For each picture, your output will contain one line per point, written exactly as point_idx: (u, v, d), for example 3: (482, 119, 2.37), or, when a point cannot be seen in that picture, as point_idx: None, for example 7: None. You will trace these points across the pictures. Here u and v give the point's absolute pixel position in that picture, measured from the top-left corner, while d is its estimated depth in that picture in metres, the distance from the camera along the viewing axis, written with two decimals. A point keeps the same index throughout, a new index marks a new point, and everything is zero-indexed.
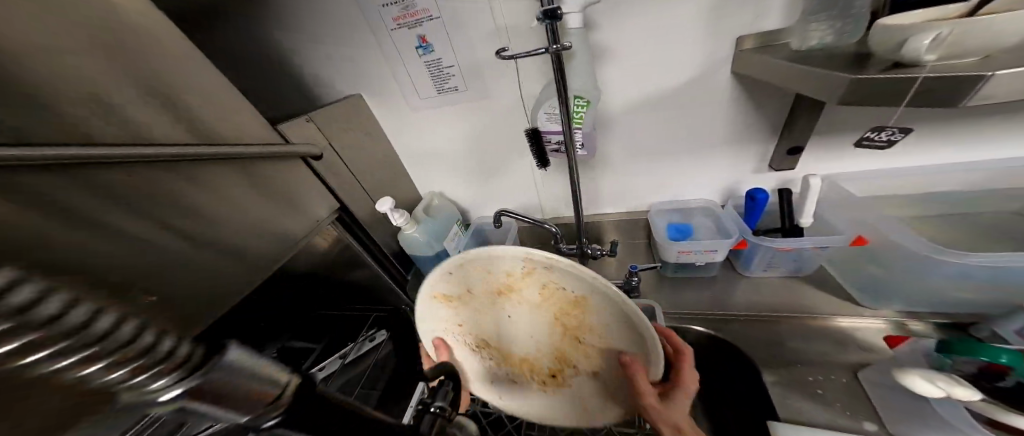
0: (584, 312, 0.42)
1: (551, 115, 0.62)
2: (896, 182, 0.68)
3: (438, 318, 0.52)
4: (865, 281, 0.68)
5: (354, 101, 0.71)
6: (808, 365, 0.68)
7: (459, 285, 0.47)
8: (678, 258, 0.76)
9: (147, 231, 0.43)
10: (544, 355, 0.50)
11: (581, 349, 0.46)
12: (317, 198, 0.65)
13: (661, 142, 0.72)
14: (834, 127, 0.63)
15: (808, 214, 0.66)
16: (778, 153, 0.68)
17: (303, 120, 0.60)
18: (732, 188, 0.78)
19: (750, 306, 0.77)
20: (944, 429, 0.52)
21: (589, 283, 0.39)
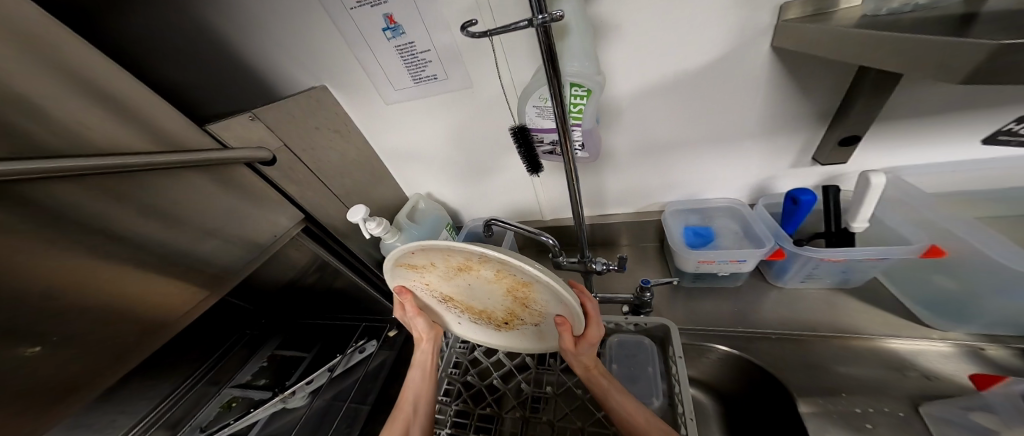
0: (530, 291, 0.44)
1: (543, 109, 0.51)
2: (978, 172, 0.54)
3: (397, 275, 0.53)
4: (938, 301, 0.55)
5: (317, 95, 0.61)
6: (852, 394, 0.55)
7: (426, 259, 0.45)
8: (697, 268, 0.64)
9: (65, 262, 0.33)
10: (496, 313, 0.54)
11: (522, 308, 0.49)
12: (278, 208, 0.55)
13: (681, 133, 0.60)
14: (905, 112, 0.50)
15: (863, 218, 0.53)
16: (827, 144, 0.55)
17: (247, 118, 0.48)
18: (765, 184, 0.66)
19: (780, 321, 0.65)
20: None
21: (532, 274, 0.39)
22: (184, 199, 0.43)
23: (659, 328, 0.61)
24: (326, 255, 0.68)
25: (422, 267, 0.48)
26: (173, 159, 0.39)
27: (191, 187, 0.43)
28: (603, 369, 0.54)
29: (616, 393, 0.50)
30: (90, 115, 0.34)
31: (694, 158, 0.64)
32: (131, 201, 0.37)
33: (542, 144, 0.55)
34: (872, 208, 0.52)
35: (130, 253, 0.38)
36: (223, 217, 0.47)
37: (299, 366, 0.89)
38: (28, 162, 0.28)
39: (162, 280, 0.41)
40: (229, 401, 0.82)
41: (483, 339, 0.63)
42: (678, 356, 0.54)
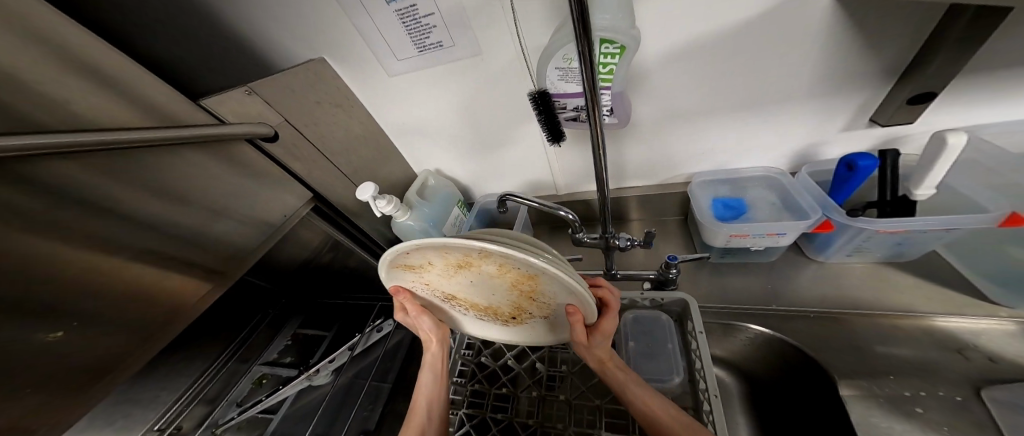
0: (538, 283, 0.42)
1: (566, 71, 0.45)
2: None
3: (399, 278, 0.50)
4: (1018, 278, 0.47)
5: (314, 68, 0.57)
6: (902, 376, 0.50)
7: (423, 258, 0.42)
8: (728, 242, 0.59)
9: (84, 247, 0.32)
10: (503, 309, 0.51)
11: (528, 301, 0.47)
12: (282, 188, 0.53)
13: (716, 96, 0.53)
14: (1006, 57, 0.41)
15: (931, 184, 0.46)
16: (895, 102, 0.47)
17: (242, 92, 0.45)
18: (811, 149, 0.58)
19: (819, 298, 0.58)
20: None
21: (538, 266, 0.36)
22: (190, 179, 0.40)
23: (677, 303, 0.56)
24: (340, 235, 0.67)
25: (420, 267, 0.46)
26: (176, 135, 0.36)
27: (192, 168, 0.41)
28: (620, 362, 0.51)
29: (638, 389, 0.46)
30: (76, 93, 0.31)
31: (733, 124, 0.57)
32: (137, 178, 0.35)
33: (565, 110, 0.50)
34: (943, 173, 0.45)
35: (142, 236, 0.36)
36: (228, 197, 0.45)
37: (321, 344, 0.91)
38: (41, 137, 0.26)
39: (174, 259, 0.39)
40: (258, 378, 0.86)
41: (489, 336, 0.61)
42: (699, 333, 0.50)
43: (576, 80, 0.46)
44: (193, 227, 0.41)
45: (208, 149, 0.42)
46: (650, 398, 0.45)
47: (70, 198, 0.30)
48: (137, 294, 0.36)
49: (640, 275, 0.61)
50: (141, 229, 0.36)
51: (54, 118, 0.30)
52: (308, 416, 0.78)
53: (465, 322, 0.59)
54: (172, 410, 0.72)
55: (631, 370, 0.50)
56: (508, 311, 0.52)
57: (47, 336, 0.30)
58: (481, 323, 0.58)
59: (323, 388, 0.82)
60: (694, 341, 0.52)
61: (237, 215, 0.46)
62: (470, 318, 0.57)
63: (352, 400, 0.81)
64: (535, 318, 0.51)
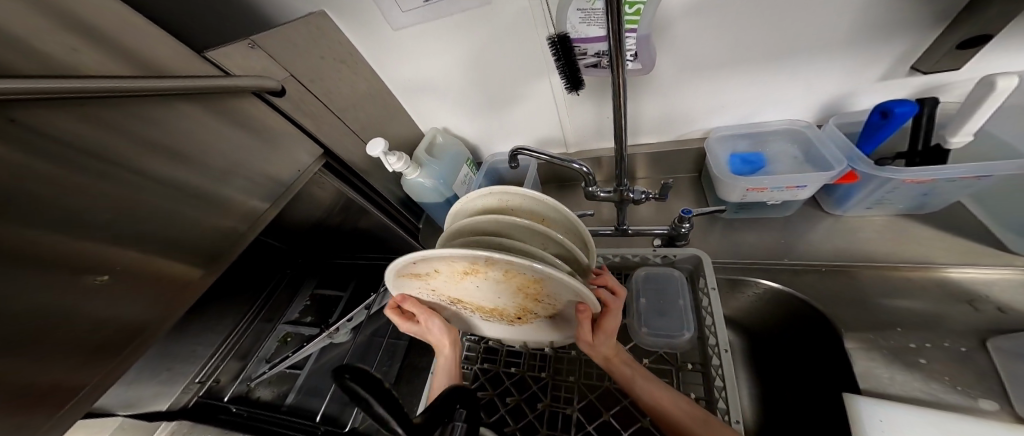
0: (544, 286, 0.43)
1: (589, 13, 0.42)
2: None
3: (409, 284, 0.53)
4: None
5: (316, 21, 0.54)
6: (909, 328, 0.51)
7: (429, 266, 0.45)
8: (744, 196, 0.58)
9: (114, 201, 0.32)
10: (508, 311, 0.51)
11: (535, 302, 0.47)
12: (289, 143, 0.52)
13: (741, 48, 0.50)
14: None
15: (969, 132, 0.43)
16: (941, 47, 0.43)
17: (246, 45, 0.44)
18: (842, 100, 0.55)
19: (831, 252, 0.58)
20: None
21: (542, 271, 0.37)
22: (201, 138, 0.40)
23: (690, 260, 0.56)
24: (353, 193, 0.67)
25: (426, 275, 0.48)
26: (181, 85, 0.36)
27: (205, 124, 0.41)
28: (626, 357, 0.50)
29: (646, 383, 0.46)
30: (85, 44, 0.31)
31: (759, 74, 0.54)
32: (151, 132, 0.35)
33: (585, 56, 0.48)
34: (983, 120, 0.42)
35: (162, 191, 0.37)
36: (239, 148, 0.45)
37: (338, 304, 0.94)
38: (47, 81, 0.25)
39: (190, 215, 0.40)
40: (284, 336, 0.90)
41: (500, 334, 0.63)
42: (711, 291, 0.51)
43: (600, 23, 0.43)
44: (208, 183, 0.41)
45: (216, 107, 0.42)
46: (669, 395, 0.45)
47: (93, 153, 0.30)
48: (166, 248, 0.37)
49: (652, 230, 0.61)
50: (164, 185, 0.37)
51: (64, 71, 0.29)
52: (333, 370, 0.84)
53: (476, 324, 0.61)
54: (209, 365, 0.80)
55: (637, 363, 0.50)
56: (513, 313, 0.52)
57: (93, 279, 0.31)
58: (488, 322, 0.59)
59: (344, 345, 0.86)
60: (708, 297, 0.52)
61: (247, 174, 0.47)
62: (477, 318, 0.58)
63: (374, 349, 0.86)
64: (541, 319, 0.52)
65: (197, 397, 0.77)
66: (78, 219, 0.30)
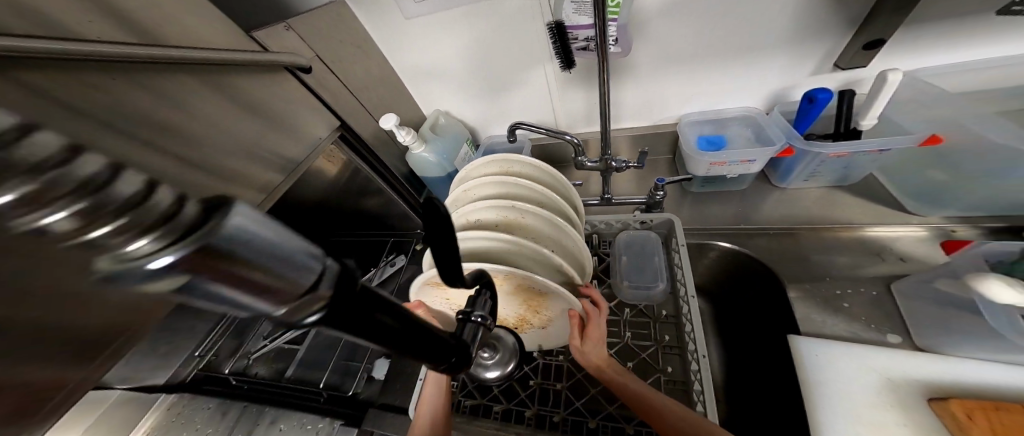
0: (545, 301, 0.51)
1: (581, 3, 0.50)
2: (1001, 71, 0.54)
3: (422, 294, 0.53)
4: (921, 188, 0.60)
5: (338, 7, 0.60)
6: (839, 278, 0.60)
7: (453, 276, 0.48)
8: (709, 171, 0.68)
9: (163, 169, 0.34)
10: (507, 320, 0.57)
11: (532, 313, 0.54)
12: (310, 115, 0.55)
13: (706, 42, 0.60)
14: (939, 11, 0.49)
15: (873, 116, 0.56)
16: (848, 50, 0.55)
17: (283, 27, 0.50)
18: (784, 93, 0.66)
19: (778, 218, 0.68)
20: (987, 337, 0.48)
21: (550, 287, 0.47)
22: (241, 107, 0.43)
23: (665, 224, 0.65)
24: (360, 163, 0.70)
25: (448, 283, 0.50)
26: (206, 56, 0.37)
27: (258, 91, 0.46)
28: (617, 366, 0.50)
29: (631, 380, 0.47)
30: (158, 15, 0.36)
31: (719, 66, 0.63)
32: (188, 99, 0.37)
33: (576, 41, 0.55)
34: (883, 105, 0.55)
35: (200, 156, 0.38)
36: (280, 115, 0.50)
37: None
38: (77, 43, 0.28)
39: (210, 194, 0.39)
40: None
41: None
42: (681, 249, 0.60)
43: (589, 13, 0.50)
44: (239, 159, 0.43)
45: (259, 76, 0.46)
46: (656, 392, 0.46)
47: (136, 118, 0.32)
48: None
49: (631, 199, 0.70)
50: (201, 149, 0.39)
51: (143, 36, 0.34)
52: (333, 344, 0.79)
53: None
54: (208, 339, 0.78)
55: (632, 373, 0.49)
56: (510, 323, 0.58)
57: None
58: None
59: None
60: (681, 253, 0.61)
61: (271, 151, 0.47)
62: None
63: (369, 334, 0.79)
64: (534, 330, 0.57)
65: (196, 372, 0.72)
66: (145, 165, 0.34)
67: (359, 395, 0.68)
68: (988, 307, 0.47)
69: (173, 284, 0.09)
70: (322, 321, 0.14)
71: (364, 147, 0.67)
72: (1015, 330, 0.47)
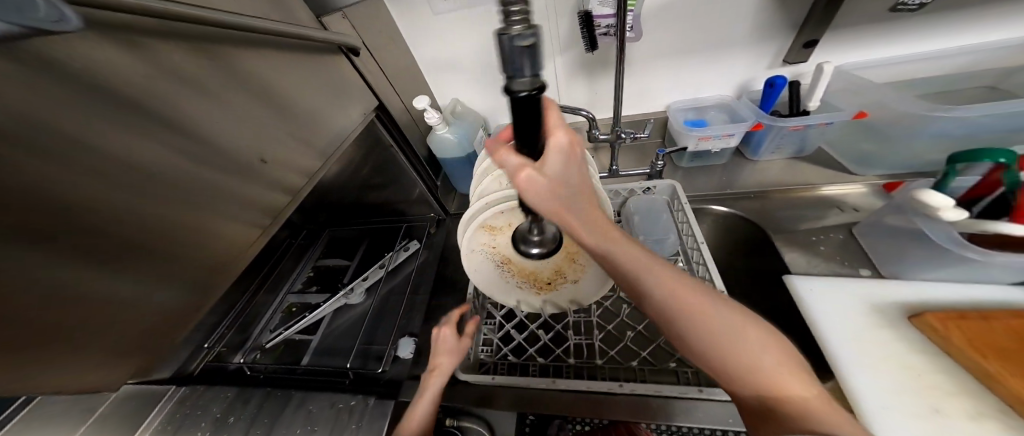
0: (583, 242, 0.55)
1: None
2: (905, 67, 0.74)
3: (473, 242, 0.56)
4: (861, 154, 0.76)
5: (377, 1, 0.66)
6: (811, 228, 0.72)
7: (507, 218, 0.53)
8: (698, 146, 0.80)
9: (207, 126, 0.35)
10: (542, 273, 0.58)
11: (568, 262, 0.57)
12: (359, 93, 0.59)
13: (688, 40, 0.73)
14: (852, 20, 0.67)
15: (817, 98, 0.71)
16: (793, 47, 0.71)
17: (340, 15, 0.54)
18: (747, 84, 0.81)
19: (755, 184, 0.80)
20: (931, 263, 0.57)
21: None
22: (281, 92, 0.45)
23: (667, 189, 0.74)
24: (392, 144, 0.71)
25: (499, 229, 0.55)
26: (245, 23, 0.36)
27: (316, 68, 0.50)
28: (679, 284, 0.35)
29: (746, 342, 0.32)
30: None
31: (699, 60, 0.77)
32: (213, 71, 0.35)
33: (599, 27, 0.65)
34: (823, 90, 0.70)
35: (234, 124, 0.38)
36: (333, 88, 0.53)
37: (346, 272, 0.89)
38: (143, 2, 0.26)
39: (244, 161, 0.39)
40: (287, 308, 0.83)
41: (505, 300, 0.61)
42: (685, 208, 0.69)
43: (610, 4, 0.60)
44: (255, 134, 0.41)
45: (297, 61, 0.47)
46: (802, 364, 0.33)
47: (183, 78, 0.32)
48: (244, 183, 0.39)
49: (635, 172, 0.79)
50: (231, 137, 0.38)
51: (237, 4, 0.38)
52: (348, 331, 0.78)
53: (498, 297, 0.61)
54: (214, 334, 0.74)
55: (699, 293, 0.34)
56: (545, 276, 0.59)
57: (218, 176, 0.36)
58: (514, 296, 0.61)
59: (359, 307, 0.81)
60: (682, 213, 0.70)
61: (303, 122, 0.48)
62: (509, 290, 0.60)
63: (388, 317, 0.77)
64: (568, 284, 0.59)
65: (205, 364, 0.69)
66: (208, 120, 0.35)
67: (386, 376, 0.66)
68: (929, 226, 0.54)
69: (528, 44, 0.18)
70: (528, 99, 0.21)
71: (396, 128, 0.70)
72: (957, 243, 0.52)
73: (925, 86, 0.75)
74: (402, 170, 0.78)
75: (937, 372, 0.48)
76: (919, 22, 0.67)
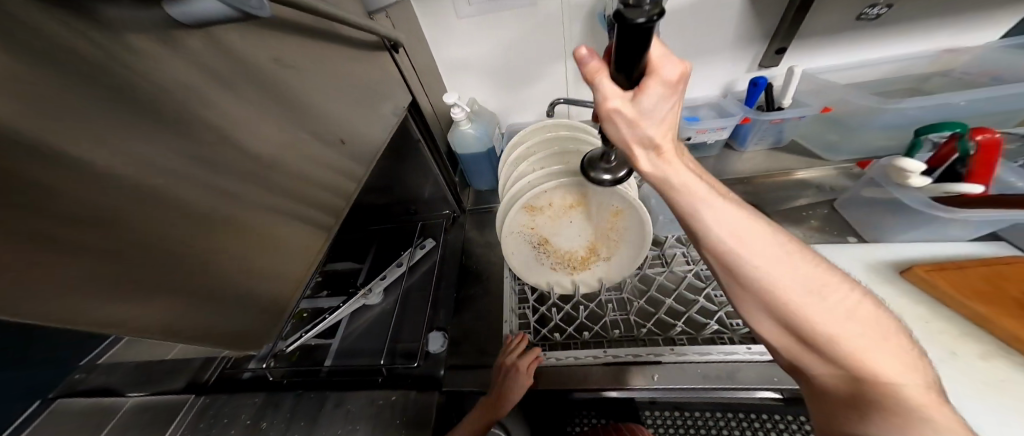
0: (617, 219, 0.57)
1: None
2: (856, 71, 0.88)
3: (515, 224, 0.58)
4: (826, 143, 0.89)
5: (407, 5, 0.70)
6: (799, 205, 0.82)
7: (548, 198, 0.56)
8: (695, 138, 0.89)
9: (273, 115, 0.34)
10: (577, 252, 0.61)
11: (602, 240, 0.60)
12: (399, 87, 0.62)
13: (683, 46, 0.84)
14: (814, 31, 0.81)
15: (789, 96, 0.81)
16: (768, 53, 0.83)
17: (381, 14, 0.57)
18: (730, 86, 0.92)
19: (746, 171, 0.90)
20: (897, 224, 0.69)
21: (628, 199, 0.54)
22: (326, 82, 0.43)
23: None
24: (421, 139, 0.73)
25: (539, 209, 0.57)
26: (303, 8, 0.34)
27: (359, 61, 0.51)
28: (760, 246, 0.33)
29: (837, 322, 0.31)
30: None
31: (693, 64, 0.87)
32: (265, 59, 0.33)
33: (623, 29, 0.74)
34: (794, 88, 0.80)
35: (291, 115, 0.37)
36: (374, 79, 0.54)
37: (359, 275, 0.85)
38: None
39: (303, 151, 0.38)
40: (298, 313, 0.78)
41: (539, 280, 0.64)
42: None
43: None
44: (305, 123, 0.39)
45: (321, 48, 0.43)
46: (912, 367, 0.30)
47: (245, 65, 0.31)
48: (306, 169, 0.39)
49: None
50: (295, 128, 0.37)
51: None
52: (369, 332, 0.73)
53: (535, 279, 0.63)
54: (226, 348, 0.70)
55: (787, 263, 0.33)
56: (579, 255, 0.62)
57: (280, 164, 0.35)
58: (550, 276, 0.64)
59: (377, 308, 0.76)
60: None
61: (350, 111, 0.48)
62: (545, 272, 0.63)
63: (412, 314, 0.74)
64: (600, 262, 0.62)
65: (219, 373, 0.66)
66: (279, 105, 0.35)
67: (417, 371, 0.63)
68: (901, 193, 0.65)
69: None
70: (643, 25, 0.26)
71: (424, 123, 0.72)
72: (926, 204, 0.62)
73: (875, 86, 0.89)
74: (422, 165, 0.78)
75: (933, 318, 0.55)
76: (864, 34, 0.82)
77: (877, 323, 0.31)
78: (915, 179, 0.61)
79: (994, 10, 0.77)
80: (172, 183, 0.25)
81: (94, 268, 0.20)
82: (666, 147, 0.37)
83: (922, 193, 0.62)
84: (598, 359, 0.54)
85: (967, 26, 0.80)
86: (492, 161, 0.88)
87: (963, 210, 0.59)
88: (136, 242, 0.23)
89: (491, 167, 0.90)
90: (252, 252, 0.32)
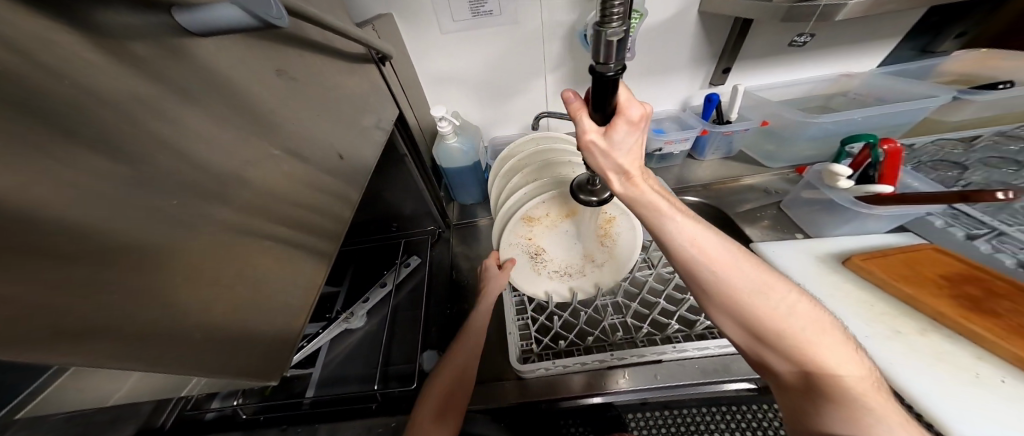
0: (611, 225, 0.62)
1: None
2: (785, 91, 1.04)
3: (513, 234, 0.61)
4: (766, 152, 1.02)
5: (388, 17, 0.69)
6: (754, 207, 0.93)
7: (544, 210, 0.58)
8: (663, 149, 0.98)
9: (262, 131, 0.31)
10: (573, 259, 0.65)
11: (598, 246, 0.63)
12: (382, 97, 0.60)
13: (648, 66, 0.92)
14: (751, 56, 0.94)
15: (735, 110, 0.94)
16: (717, 72, 0.95)
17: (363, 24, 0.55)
18: (688, 102, 1.03)
19: (707, 178, 1.00)
20: (831, 219, 0.81)
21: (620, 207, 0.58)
22: (315, 94, 0.41)
23: None
24: (407, 153, 0.70)
25: (537, 220, 0.60)
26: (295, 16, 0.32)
27: (346, 70, 0.49)
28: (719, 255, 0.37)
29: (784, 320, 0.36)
30: None
31: (657, 81, 0.96)
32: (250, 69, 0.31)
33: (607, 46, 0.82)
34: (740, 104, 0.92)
35: (280, 130, 0.34)
36: (361, 91, 0.52)
37: (336, 299, 0.76)
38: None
39: (293, 170, 0.35)
40: None
41: (537, 289, 0.66)
42: None
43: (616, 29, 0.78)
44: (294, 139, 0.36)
45: (310, 59, 0.41)
46: (848, 359, 0.36)
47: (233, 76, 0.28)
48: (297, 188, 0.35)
49: None
50: (284, 144, 0.34)
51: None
52: (354, 359, 0.67)
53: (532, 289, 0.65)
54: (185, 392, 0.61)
55: (739, 267, 0.37)
56: (575, 262, 0.65)
57: (272, 184, 0.32)
58: (548, 284, 0.66)
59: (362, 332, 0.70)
60: None
61: (340, 125, 0.45)
62: (543, 281, 0.65)
63: (403, 334, 0.69)
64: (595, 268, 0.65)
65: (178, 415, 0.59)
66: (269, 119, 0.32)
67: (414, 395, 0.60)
68: (831, 192, 0.77)
69: (614, 38, 0.29)
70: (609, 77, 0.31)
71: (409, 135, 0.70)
72: (851, 201, 0.74)
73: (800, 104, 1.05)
74: (407, 179, 0.76)
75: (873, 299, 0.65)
76: (789, 60, 0.97)
77: (817, 320, 0.37)
78: (843, 181, 0.73)
79: (877, 44, 0.96)
80: (158, 213, 0.21)
81: (69, 321, 0.17)
82: (636, 172, 0.39)
83: (848, 193, 0.75)
84: (605, 362, 0.55)
85: (858, 57, 0.99)
86: (476, 173, 0.88)
87: (879, 206, 0.71)
88: (128, 275, 0.19)
89: (475, 179, 0.89)
90: (263, 278, 0.30)
